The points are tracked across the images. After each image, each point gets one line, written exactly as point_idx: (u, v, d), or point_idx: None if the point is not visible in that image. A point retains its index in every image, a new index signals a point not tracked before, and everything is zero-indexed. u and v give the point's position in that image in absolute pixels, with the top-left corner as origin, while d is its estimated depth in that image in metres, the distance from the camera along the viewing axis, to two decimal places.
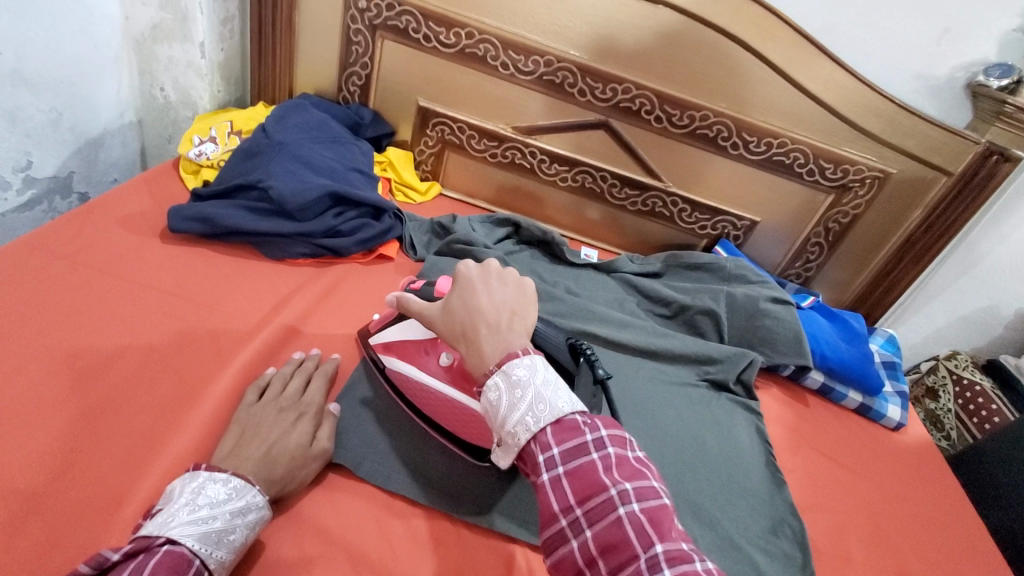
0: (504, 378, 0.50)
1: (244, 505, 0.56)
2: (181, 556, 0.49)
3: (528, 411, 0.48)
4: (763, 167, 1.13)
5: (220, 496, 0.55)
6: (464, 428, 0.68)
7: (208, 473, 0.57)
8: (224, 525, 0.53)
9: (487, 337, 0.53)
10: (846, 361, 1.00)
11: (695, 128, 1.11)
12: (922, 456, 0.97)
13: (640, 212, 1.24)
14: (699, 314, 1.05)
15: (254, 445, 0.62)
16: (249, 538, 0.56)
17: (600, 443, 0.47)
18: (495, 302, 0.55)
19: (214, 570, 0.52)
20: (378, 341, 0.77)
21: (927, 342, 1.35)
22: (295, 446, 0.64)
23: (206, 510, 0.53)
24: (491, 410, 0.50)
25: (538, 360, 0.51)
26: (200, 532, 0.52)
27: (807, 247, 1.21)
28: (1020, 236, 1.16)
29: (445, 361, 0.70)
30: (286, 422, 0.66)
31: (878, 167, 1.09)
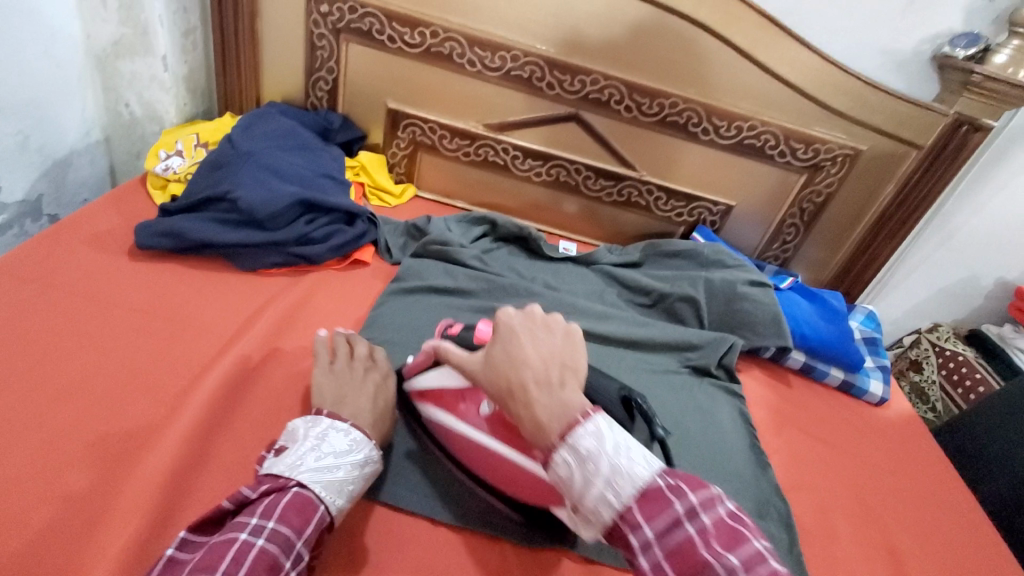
0: (572, 454, 0.45)
1: (364, 458, 0.62)
2: (307, 501, 0.56)
3: (607, 489, 0.44)
4: (736, 151, 1.13)
5: (342, 448, 0.61)
6: (510, 482, 0.65)
7: (332, 424, 0.63)
8: (344, 475, 0.60)
9: (538, 394, 0.48)
10: (827, 339, 1.01)
11: (665, 115, 1.11)
12: (906, 429, 0.98)
13: (616, 203, 1.24)
14: (679, 301, 1.05)
15: (359, 399, 0.68)
16: (364, 489, 0.62)
17: (691, 511, 0.43)
18: (544, 356, 0.50)
19: (336, 514, 0.59)
20: (414, 386, 0.73)
21: (909, 317, 1.36)
22: (386, 399, 0.71)
23: (332, 460, 0.60)
24: (563, 485, 0.47)
25: (603, 424, 0.46)
26: (326, 480, 0.58)
27: (784, 228, 1.21)
28: (995, 206, 1.16)
29: (485, 410, 0.65)
30: (373, 379, 0.72)
31: (849, 145, 1.09)
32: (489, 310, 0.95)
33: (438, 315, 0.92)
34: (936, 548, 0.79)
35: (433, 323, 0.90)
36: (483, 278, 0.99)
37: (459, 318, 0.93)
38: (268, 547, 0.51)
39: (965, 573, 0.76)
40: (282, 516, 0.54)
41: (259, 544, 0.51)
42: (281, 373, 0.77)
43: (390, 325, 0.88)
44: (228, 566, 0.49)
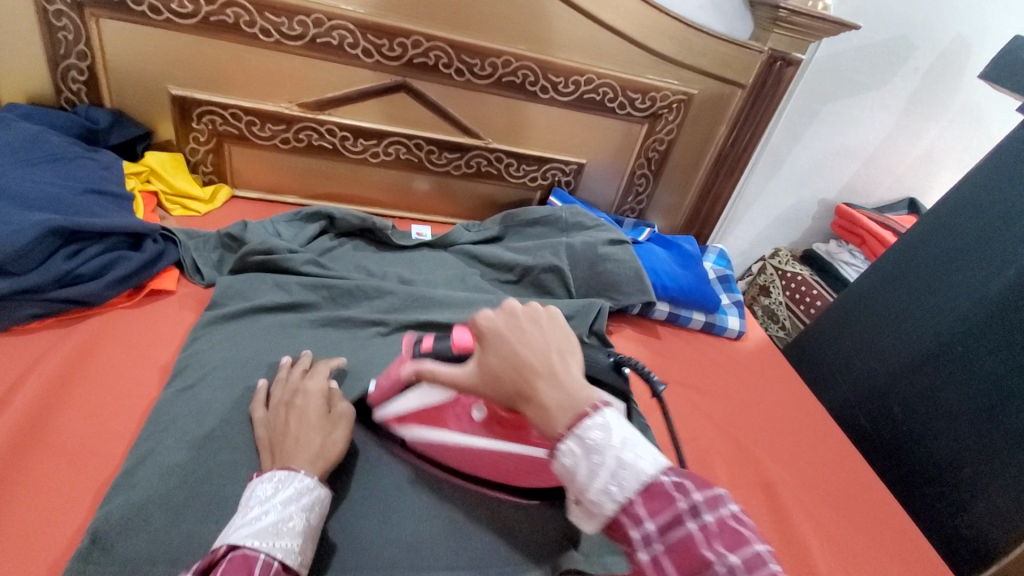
0: (578, 442, 0.43)
1: (295, 491, 0.53)
2: (244, 556, 0.46)
3: (609, 480, 0.42)
4: (577, 107, 1.09)
5: (268, 491, 0.52)
6: (509, 473, 0.62)
7: (258, 479, 0.54)
8: (278, 516, 0.50)
9: (541, 385, 0.46)
10: (684, 285, 1.03)
11: (499, 76, 1.03)
12: (762, 358, 1.04)
13: (467, 175, 1.15)
14: (543, 272, 1.01)
15: (286, 445, 0.58)
16: (314, 520, 0.53)
17: (695, 509, 0.40)
18: (539, 350, 0.48)
19: (289, 560, 0.48)
20: (387, 406, 0.66)
21: (754, 247, 1.46)
22: (321, 425, 0.61)
23: (256, 509, 0.50)
24: (567, 474, 0.44)
25: (612, 417, 0.44)
26: (257, 529, 0.48)
27: (635, 180, 1.21)
28: (812, 135, 1.25)
29: (478, 414, 0.61)
30: (300, 409, 0.63)
31: (681, 91, 1.09)
32: (335, 320, 0.82)
33: (271, 338, 0.78)
34: (800, 470, 0.84)
35: (265, 350, 0.76)
36: (322, 285, 0.86)
37: (297, 338, 0.80)
38: None
39: (825, 486, 0.83)
40: None
41: None
42: (59, 461, 0.60)
43: (208, 364, 0.72)
44: None
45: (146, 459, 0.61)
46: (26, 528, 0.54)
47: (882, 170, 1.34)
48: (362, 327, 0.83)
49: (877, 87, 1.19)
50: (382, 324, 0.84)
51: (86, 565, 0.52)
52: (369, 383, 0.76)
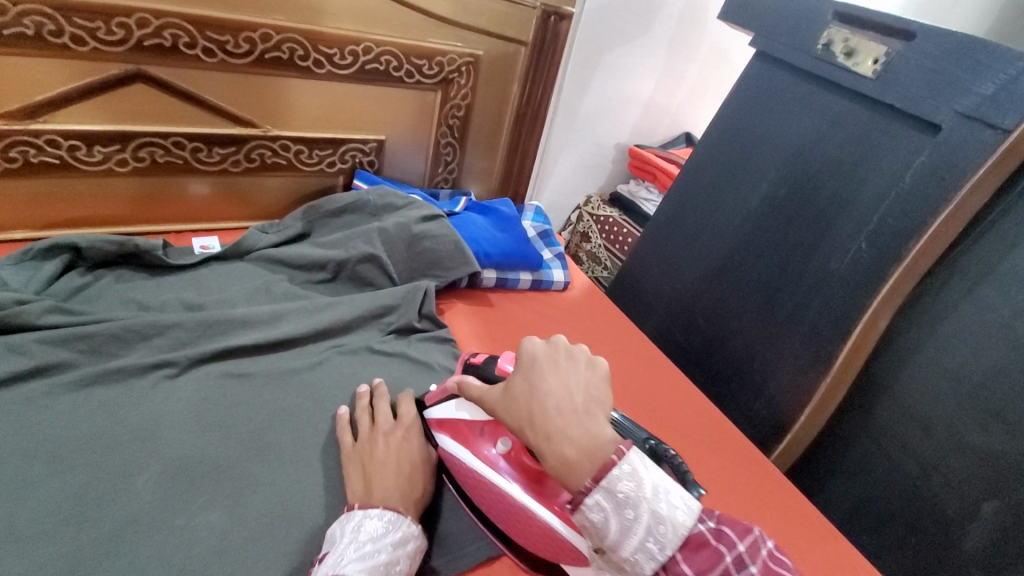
0: (607, 497, 0.43)
1: (403, 535, 0.55)
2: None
3: (646, 537, 0.42)
4: (361, 80, 1.01)
5: (379, 530, 0.54)
6: (502, 516, 0.61)
7: (381, 508, 0.56)
8: (388, 557, 0.52)
9: (566, 424, 0.46)
10: (505, 249, 1.04)
11: (261, 53, 0.90)
12: (587, 301, 1.11)
13: (251, 171, 1.01)
14: (359, 263, 0.94)
15: (385, 474, 0.61)
16: (411, 567, 0.55)
17: (740, 560, 0.41)
18: (569, 389, 0.48)
19: None
20: (434, 415, 0.70)
21: (568, 197, 1.53)
22: (420, 466, 0.64)
23: (371, 545, 0.53)
24: (593, 531, 0.44)
25: (638, 463, 0.44)
26: (372, 566, 0.51)
27: (441, 150, 1.17)
28: (596, 84, 1.32)
29: (503, 447, 0.65)
30: (400, 447, 0.65)
31: (466, 53, 1.07)
32: (102, 376, 0.67)
33: (11, 418, 0.61)
34: (633, 399, 0.92)
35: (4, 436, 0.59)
36: (75, 336, 0.69)
37: (51, 408, 0.63)
38: None
39: (654, 407, 0.92)
40: None
41: None
42: None
43: None
44: None
45: None
46: None
47: (660, 110, 1.48)
48: (143, 373, 0.69)
49: (642, 34, 1.29)
50: (168, 365, 0.71)
51: None
52: (164, 437, 0.63)
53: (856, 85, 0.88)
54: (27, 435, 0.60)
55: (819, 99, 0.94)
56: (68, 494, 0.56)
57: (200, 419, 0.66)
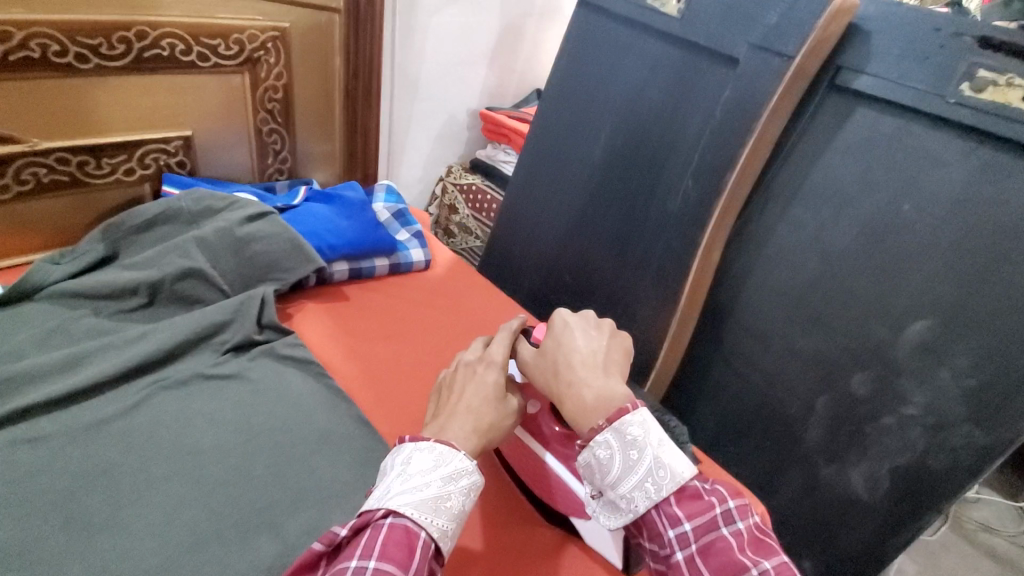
0: (618, 437, 0.52)
1: (455, 470, 0.51)
2: (406, 530, 0.47)
3: (646, 479, 0.51)
4: (143, 70, 0.87)
5: (429, 462, 0.51)
6: (528, 473, 0.68)
7: (437, 443, 0.52)
8: (438, 491, 0.49)
9: (596, 375, 0.57)
10: (351, 238, 0.97)
11: (2, 54, 0.74)
12: (451, 277, 1.07)
13: (26, 195, 0.84)
14: (180, 281, 0.83)
15: (459, 418, 0.56)
16: (468, 504, 0.51)
17: (726, 516, 0.49)
18: (590, 350, 0.59)
19: (439, 539, 0.48)
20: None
21: (428, 170, 1.47)
22: (492, 390, 0.58)
23: (419, 478, 0.50)
24: (599, 468, 0.53)
25: (647, 418, 0.53)
26: (417, 502, 0.48)
27: (266, 138, 1.06)
28: (430, 48, 1.25)
29: (533, 408, 0.66)
30: (474, 374, 0.60)
31: (268, 26, 0.96)
32: None
33: None
34: None
35: None
36: None
37: None
38: None
39: None
40: (382, 551, 0.45)
41: None
42: None
43: None
44: None
45: None
46: None
47: (505, 69, 1.45)
48: None
49: None
50: None
51: None
52: None
53: (666, 27, 0.90)
54: None
55: (637, 43, 0.95)
56: None
57: None
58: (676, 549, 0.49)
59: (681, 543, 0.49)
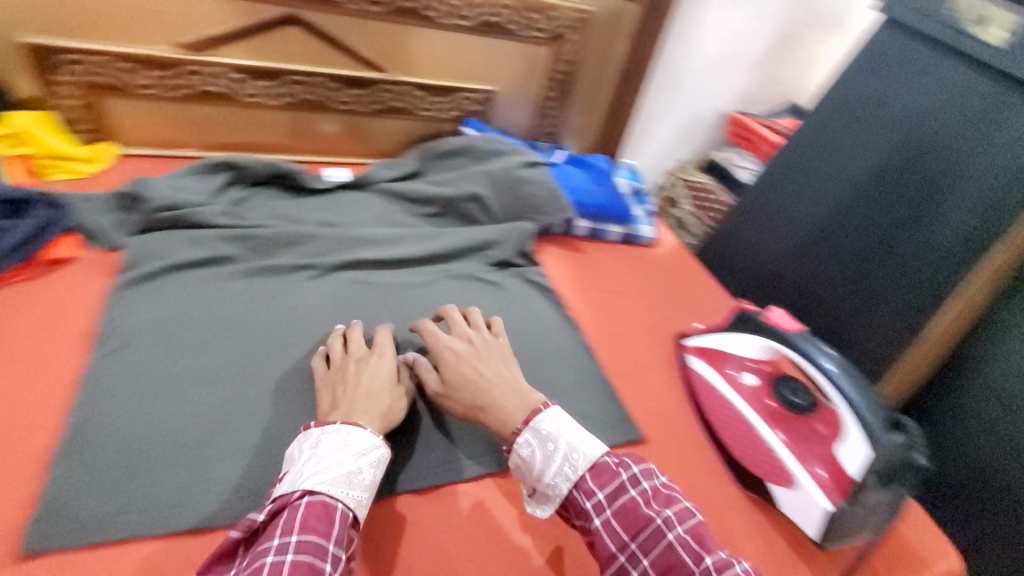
0: (534, 435, 0.59)
1: (339, 463, 0.53)
2: (323, 503, 0.50)
3: (563, 463, 0.57)
4: (479, 31, 1.07)
5: (316, 453, 0.54)
6: (733, 437, 0.75)
7: (333, 427, 0.55)
8: (352, 466, 0.54)
9: (518, 393, 0.64)
10: (600, 202, 1.09)
11: (396, 2, 0.98)
12: (674, 259, 1.14)
13: (376, 112, 1.11)
14: (466, 201, 1.03)
15: (356, 398, 0.61)
16: (379, 475, 0.56)
17: (632, 479, 0.56)
18: (491, 377, 0.66)
19: (357, 510, 0.53)
20: (694, 342, 0.85)
21: (661, 161, 1.54)
22: (390, 384, 0.64)
23: (328, 459, 0.53)
24: (524, 466, 0.58)
25: (541, 431, 0.59)
26: (333, 478, 0.52)
27: (545, 104, 1.23)
28: (703, 47, 1.32)
29: (752, 382, 0.78)
30: (370, 367, 0.65)
31: (579, 9, 1.11)
32: (262, 269, 0.81)
33: (198, 294, 0.76)
34: None
35: (194, 304, 0.74)
36: (242, 236, 0.83)
37: (226, 288, 0.78)
38: (299, 559, 0.46)
39: None
40: (303, 525, 0.48)
41: (290, 561, 0.46)
42: None
43: (137, 324, 0.70)
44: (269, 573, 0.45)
45: (91, 420, 0.60)
46: None
47: (767, 78, 1.46)
48: (291, 272, 0.83)
49: None
50: (310, 268, 0.84)
51: (51, 527, 0.52)
52: (310, 323, 0.76)
53: (987, 56, 0.87)
54: (210, 306, 0.75)
55: (942, 70, 0.93)
56: (244, 355, 0.70)
57: (336, 314, 0.79)
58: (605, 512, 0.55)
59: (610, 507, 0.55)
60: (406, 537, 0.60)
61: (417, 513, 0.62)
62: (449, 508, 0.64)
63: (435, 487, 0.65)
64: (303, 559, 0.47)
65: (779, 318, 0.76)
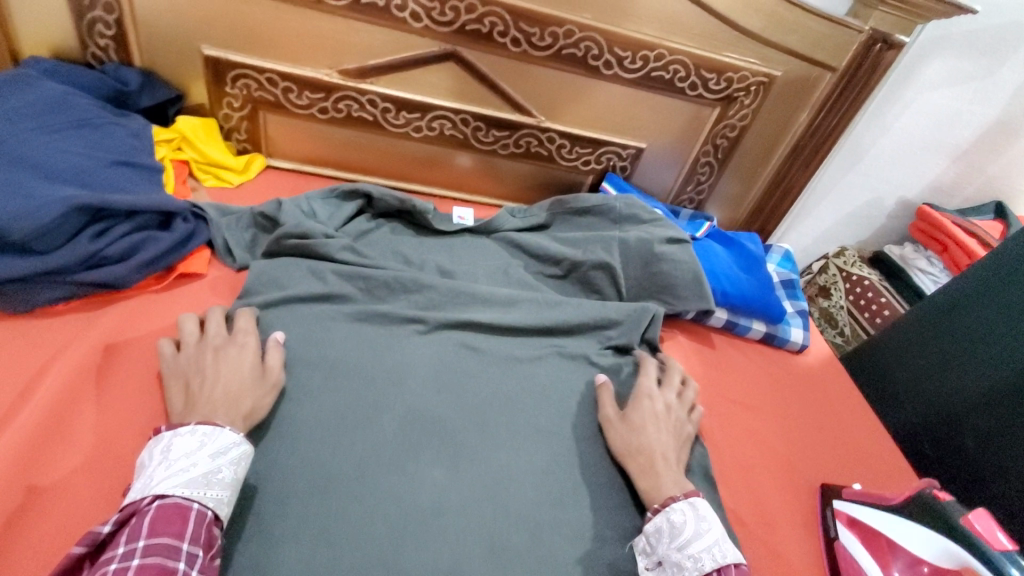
0: (689, 507, 0.59)
1: (218, 446, 0.52)
2: (176, 506, 0.47)
3: (711, 546, 0.56)
4: (642, 86, 0.97)
5: (187, 445, 0.51)
6: None
7: (183, 428, 0.52)
8: (206, 467, 0.50)
9: (678, 470, 0.66)
10: (746, 293, 0.94)
11: (560, 47, 0.91)
12: (825, 375, 0.96)
13: (515, 155, 1.05)
14: (593, 269, 0.93)
15: (212, 392, 0.58)
16: (243, 471, 0.53)
17: None
18: (667, 445, 0.69)
19: (217, 510, 0.50)
20: (845, 508, 0.69)
21: (817, 243, 1.34)
22: (251, 378, 0.61)
23: (182, 459, 0.50)
24: (671, 530, 0.58)
25: (699, 509, 0.60)
26: (185, 480, 0.49)
27: (697, 168, 1.10)
28: (900, 126, 1.12)
29: None
30: (229, 357, 0.62)
31: (762, 72, 0.97)
32: (372, 315, 0.77)
33: (306, 333, 0.73)
34: None
35: (299, 343, 0.71)
36: (359, 275, 0.80)
37: (335, 330, 0.74)
38: (148, 561, 0.44)
39: None
40: (152, 529, 0.45)
41: (136, 565, 0.44)
42: (83, 461, 0.56)
43: None
44: None
45: None
46: (47, 536, 0.50)
47: (973, 169, 1.21)
48: (400, 323, 0.78)
49: (987, 76, 1.05)
50: (420, 321, 0.78)
51: None
52: (407, 386, 0.70)
53: None
54: (314, 348, 0.71)
55: None
56: (333, 415, 0.65)
57: (435, 381, 0.72)
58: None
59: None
60: None
61: None
62: None
63: None
64: (157, 565, 0.44)
65: (990, 532, 0.56)
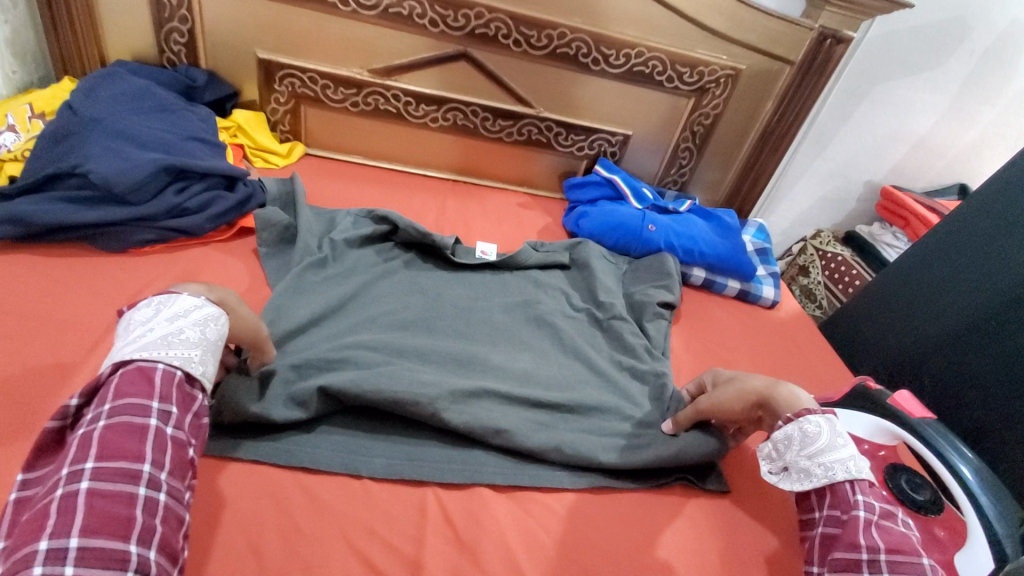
0: (826, 421, 0.61)
1: (176, 309, 0.55)
2: (138, 368, 0.50)
3: (845, 459, 0.59)
4: (627, 79, 1.13)
5: (149, 315, 0.55)
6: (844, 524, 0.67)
7: (146, 306, 0.57)
8: (164, 329, 0.54)
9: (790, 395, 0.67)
10: (721, 254, 1.08)
11: (555, 47, 1.08)
12: (794, 326, 1.08)
13: (519, 143, 1.21)
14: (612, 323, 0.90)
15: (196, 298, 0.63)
16: (210, 331, 0.56)
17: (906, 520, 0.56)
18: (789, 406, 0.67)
19: (183, 364, 0.53)
20: None
21: (795, 226, 1.48)
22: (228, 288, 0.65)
23: (144, 327, 0.54)
24: (804, 438, 0.61)
25: (834, 423, 0.62)
26: (145, 343, 0.53)
27: (679, 153, 1.25)
28: (860, 114, 1.27)
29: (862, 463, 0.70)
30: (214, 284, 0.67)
31: (729, 66, 1.12)
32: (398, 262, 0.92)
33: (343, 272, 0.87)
34: None
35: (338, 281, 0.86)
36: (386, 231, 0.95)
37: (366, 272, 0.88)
38: (115, 422, 0.47)
39: None
40: (116, 394, 0.49)
41: (103, 426, 0.47)
42: None
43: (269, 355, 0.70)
44: (75, 455, 0.45)
45: None
46: None
47: (933, 153, 1.35)
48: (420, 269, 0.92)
49: (932, 68, 1.20)
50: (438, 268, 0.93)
51: None
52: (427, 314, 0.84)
53: None
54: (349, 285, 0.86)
55: None
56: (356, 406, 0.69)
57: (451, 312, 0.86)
58: (825, 522, 0.59)
59: (831, 520, 0.58)
60: (484, 528, 0.60)
61: (495, 510, 0.62)
62: (525, 515, 0.63)
63: (515, 491, 0.65)
64: (130, 422, 0.47)
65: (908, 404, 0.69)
